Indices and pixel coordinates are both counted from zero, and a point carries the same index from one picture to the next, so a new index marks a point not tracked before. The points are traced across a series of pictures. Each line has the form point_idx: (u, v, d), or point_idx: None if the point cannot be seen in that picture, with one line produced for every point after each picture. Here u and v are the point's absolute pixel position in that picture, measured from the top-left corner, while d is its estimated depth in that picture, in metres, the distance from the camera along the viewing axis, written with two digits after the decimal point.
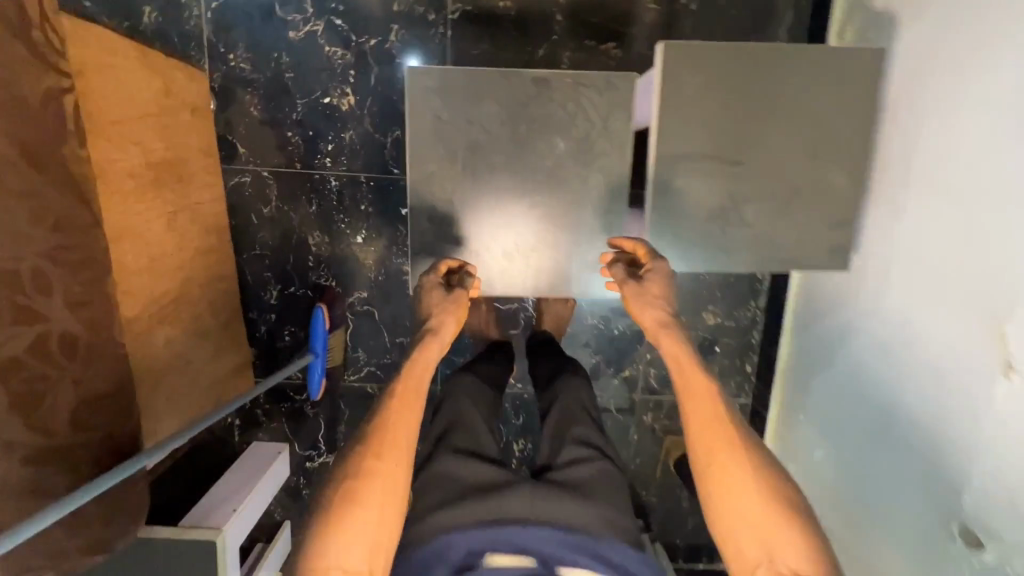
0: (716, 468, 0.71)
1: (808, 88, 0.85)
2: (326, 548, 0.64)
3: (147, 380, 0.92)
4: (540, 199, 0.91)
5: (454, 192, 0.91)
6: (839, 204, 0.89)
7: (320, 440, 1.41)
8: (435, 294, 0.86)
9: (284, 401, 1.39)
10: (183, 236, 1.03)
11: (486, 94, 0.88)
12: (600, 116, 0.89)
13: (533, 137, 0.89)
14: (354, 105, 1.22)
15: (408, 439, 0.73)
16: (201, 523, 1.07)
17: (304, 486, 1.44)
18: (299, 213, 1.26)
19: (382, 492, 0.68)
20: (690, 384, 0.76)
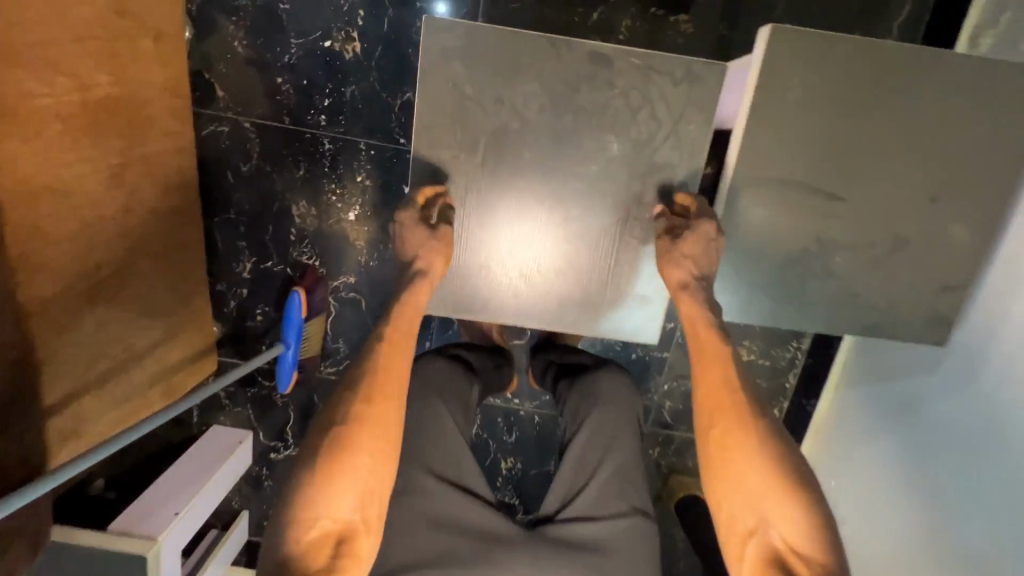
0: (722, 435, 0.63)
1: (947, 110, 0.64)
2: (314, 501, 0.59)
3: (108, 289, 0.81)
4: (569, 219, 0.78)
5: (469, 188, 0.76)
6: (954, 264, 0.70)
7: (287, 432, 1.26)
8: (417, 232, 0.74)
9: (251, 386, 1.23)
10: (132, 194, 0.84)
11: (526, 64, 0.72)
12: (671, 112, 0.74)
13: (587, 127, 0.74)
14: (360, 54, 1.01)
15: (399, 380, 0.68)
16: (132, 529, 0.93)
17: (266, 476, 1.30)
18: (284, 176, 1.07)
19: (376, 437, 0.63)
20: (707, 349, 0.66)
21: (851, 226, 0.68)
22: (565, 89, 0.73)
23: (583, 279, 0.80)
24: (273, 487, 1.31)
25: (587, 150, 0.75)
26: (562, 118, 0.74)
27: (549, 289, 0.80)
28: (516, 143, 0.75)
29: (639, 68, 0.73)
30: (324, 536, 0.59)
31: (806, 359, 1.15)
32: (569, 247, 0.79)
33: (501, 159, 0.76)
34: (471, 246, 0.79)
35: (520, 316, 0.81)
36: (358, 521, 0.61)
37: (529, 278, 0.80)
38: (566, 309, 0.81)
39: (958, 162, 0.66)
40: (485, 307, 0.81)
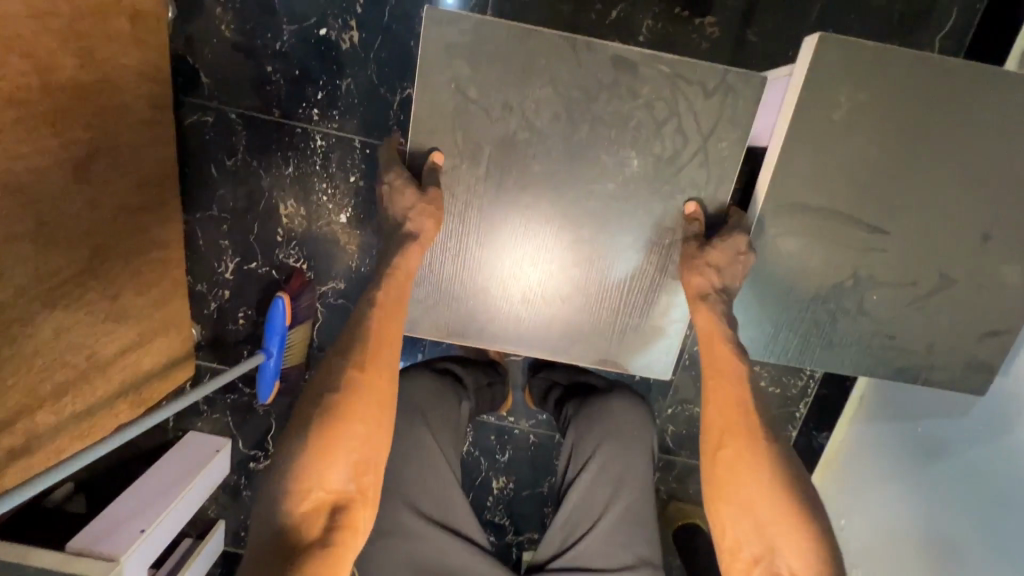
0: (734, 458, 0.57)
1: (1008, 137, 0.58)
2: (308, 471, 0.57)
3: (79, 276, 0.75)
4: (582, 245, 0.77)
5: (470, 202, 0.75)
6: (1002, 309, 0.63)
7: (267, 441, 1.20)
8: (406, 193, 0.71)
9: (231, 391, 1.16)
10: (102, 188, 0.77)
11: (544, 68, 0.71)
12: (699, 126, 0.73)
13: (611, 139, 0.73)
14: (358, 44, 0.93)
15: (392, 353, 0.67)
16: (93, 549, 0.86)
17: (245, 486, 1.24)
18: (272, 172, 0.99)
19: (370, 407, 0.62)
20: (721, 366, 0.61)
21: (890, 262, 0.61)
22: (586, 96, 0.72)
23: (594, 307, 0.79)
24: (252, 497, 1.25)
25: (607, 164, 0.74)
26: (580, 128, 0.73)
27: (553, 315, 0.80)
28: (534, 155, 0.74)
29: (666, 77, 0.71)
30: (319, 505, 0.57)
31: (818, 387, 1.06)
32: (582, 274, 0.78)
33: (522, 171, 0.74)
34: (469, 269, 0.78)
35: (517, 342, 0.81)
36: (354, 491, 0.59)
37: (532, 304, 0.79)
38: (570, 336, 0.81)
39: (1016, 196, 0.59)
40: (481, 332, 0.81)
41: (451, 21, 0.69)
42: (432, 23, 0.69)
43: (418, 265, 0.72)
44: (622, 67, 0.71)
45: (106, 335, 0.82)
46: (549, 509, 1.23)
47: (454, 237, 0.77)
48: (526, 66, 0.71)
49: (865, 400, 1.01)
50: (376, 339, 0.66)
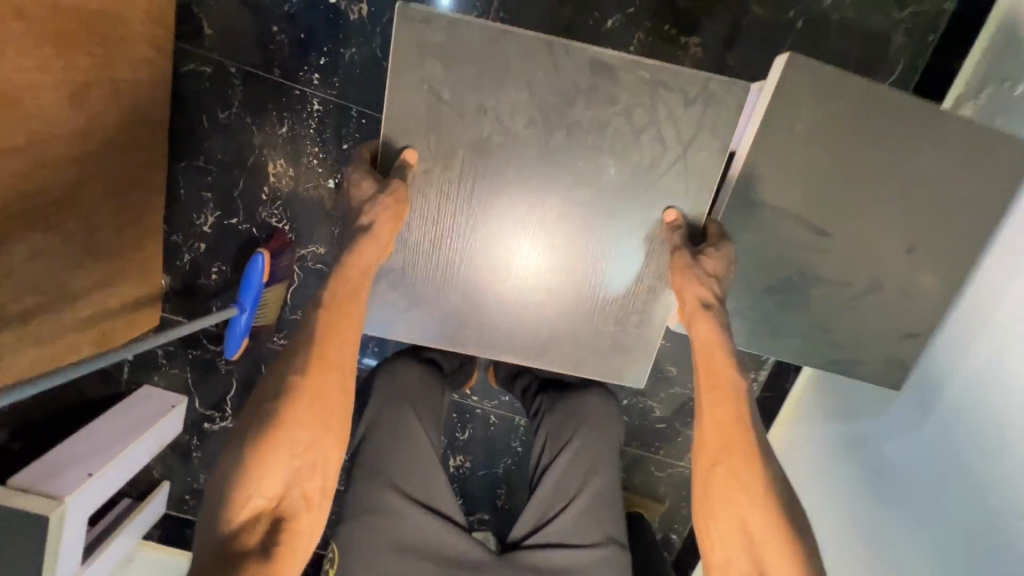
0: (728, 478, 0.62)
1: (935, 161, 0.67)
2: (247, 481, 0.61)
3: (62, 203, 0.74)
4: (564, 251, 0.83)
5: (463, 175, 0.79)
6: (919, 314, 0.72)
7: (226, 401, 1.18)
8: (366, 187, 0.75)
9: (194, 348, 1.14)
10: (95, 118, 0.77)
11: (518, 73, 0.76)
12: (681, 134, 0.78)
13: (585, 147, 0.79)
14: (366, 17, 0.96)
15: (345, 355, 0.70)
16: (37, 486, 0.83)
17: (196, 448, 1.21)
18: (264, 130, 1.01)
19: (311, 415, 0.66)
20: (721, 384, 0.64)
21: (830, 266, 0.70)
22: (564, 100, 0.77)
23: (569, 311, 0.85)
24: (201, 460, 1.22)
25: (583, 171, 0.79)
26: (548, 143, 0.79)
27: (524, 319, 0.86)
28: (508, 164, 0.79)
29: (644, 86, 0.77)
30: (256, 516, 0.62)
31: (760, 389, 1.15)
32: (561, 279, 0.84)
33: (497, 178, 0.80)
34: (449, 260, 0.83)
35: (488, 345, 0.87)
36: (292, 498, 0.63)
37: (502, 308, 0.85)
38: (539, 340, 0.86)
39: (937, 214, 0.69)
40: (458, 319, 0.86)
41: (425, 20, 0.73)
42: (406, 20, 0.73)
43: (373, 260, 0.75)
44: (601, 73, 0.76)
45: (79, 268, 0.81)
46: (502, 491, 1.27)
47: (428, 241, 0.82)
48: (502, 69, 0.76)
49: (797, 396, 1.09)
50: (325, 342, 0.69)
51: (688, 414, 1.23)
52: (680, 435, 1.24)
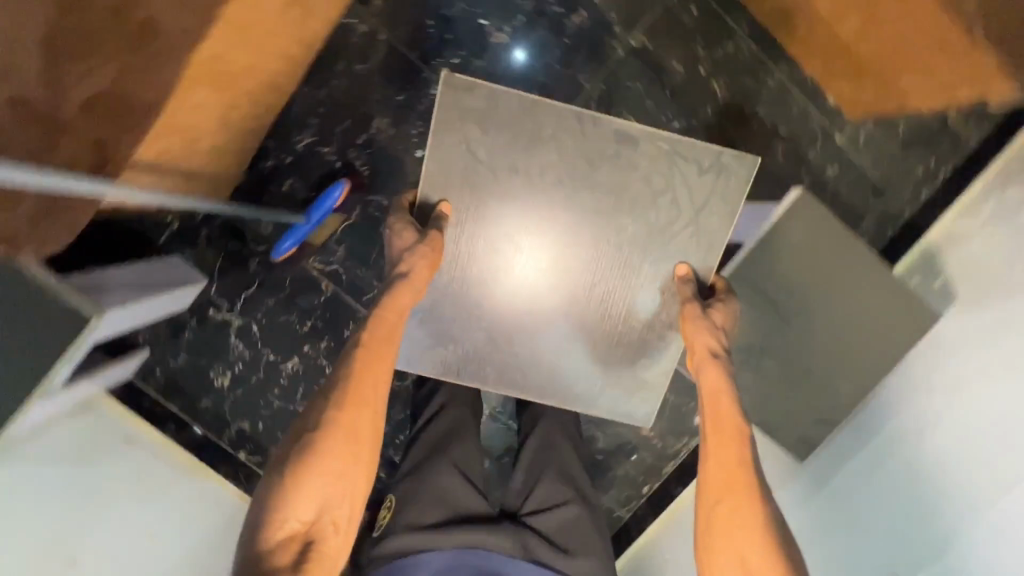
0: (727, 514, 0.70)
1: (879, 293, 0.92)
2: (284, 506, 0.71)
3: (236, 77, 0.89)
4: (577, 304, 1.03)
5: (526, 199, 1.00)
6: (832, 410, 0.96)
7: (239, 296, 1.28)
8: (406, 237, 0.92)
9: (234, 240, 1.25)
10: (285, 27, 0.93)
11: (550, 138, 0.98)
12: (693, 202, 0.99)
13: (609, 204, 1.00)
14: (503, 44, 1.18)
15: (379, 389, 0.80)
16: (83, 292, 0.91)
17: (190, 327, 1.29)
18: (385, 93, 1.19)
19: (343, 444, 0.75)
20: (725, 427, 0.75)
21: (781, 354, 0.95)
22: (587, 166, 0.99)
23: (580, 353, 1.04)
24: (190, 340, 1.30)
25: (609, 232, 1.01)
26: (542, 216, 1.01)
27: (539, 363, 1.05)
28: (514, 231, 1.01)
29: (660, 157, 0.99)
30: (292, 536, 0.71)
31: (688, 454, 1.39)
32: (575, 326, 1.04)
33: (510, 238, 1.01)
34: (482, 299, 1.03)
35: (506, 382, 1.05)
36: (319, 522, 0.73)
37: (516, 351, 1.04)
38: (546, 382, 1.05)
39: (862, 339, 0.93)
40: (483, 350, 1.04)
41: (467, 89, 0.94)
42: (449, 86, 0.94)
43: (408, 303, 0.87)
44: (623, 141, 0.98)
45: (212, 130, 0.94)
46: None
47: (454, 282, 1.02)
48: (536, 134, 0.98)
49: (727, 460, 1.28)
50: (358, 375, 0.78)
51: (623, 455, 1.41)
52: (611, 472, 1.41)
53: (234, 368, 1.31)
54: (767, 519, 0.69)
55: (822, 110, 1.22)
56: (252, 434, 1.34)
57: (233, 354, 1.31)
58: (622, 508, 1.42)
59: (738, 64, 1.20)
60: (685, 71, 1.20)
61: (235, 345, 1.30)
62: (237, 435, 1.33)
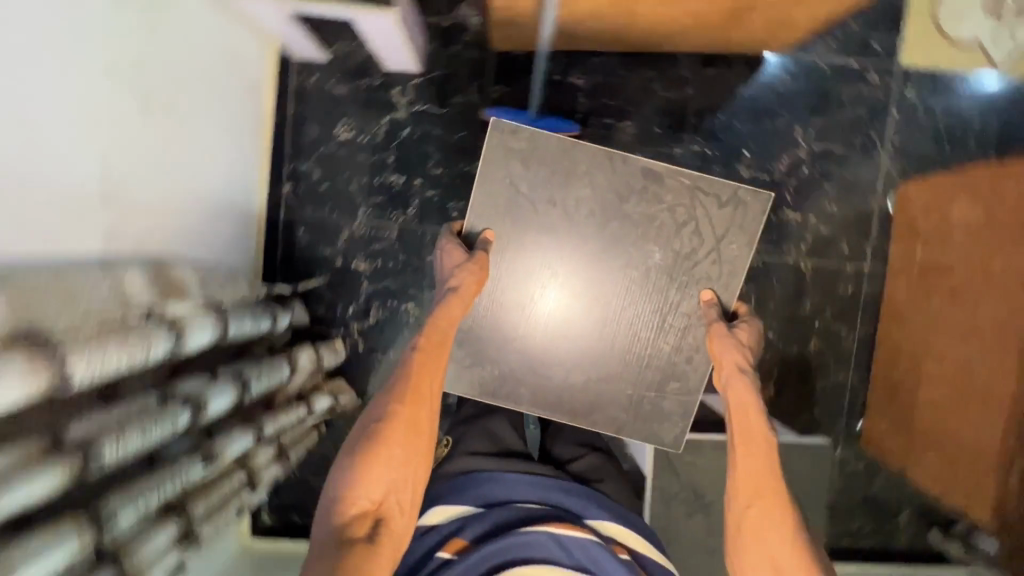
0: (753, 510, 0.78)
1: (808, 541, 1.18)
2: (353, 484, 0.72)
3: (627, 16, 1.07)
4: (605, 330, 1.11)
5: (609, 218, 1.09)
6: None
7: (422, 105, 1.38)
8: (454, 256, 1.03)
9: (463, 74, 1.37)
10: (674, 24, 1.11)
11: (581, 172, 1.08)
12: (715, 232, 1.09)
13: (637, 234, 1.10)
14: (739, 177, 1.39)
15: (431, 390, 0.84)
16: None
17: (369, 82, 1.37)
18: (648, 116, 1.38)
19: (402, 431, 0.78)
20: (753, 438, 0.85)
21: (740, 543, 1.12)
22: (617, 198, 1.09)
23: (613, 380, 1.12)
24: (358, 89, 1.37)
25: (636, 254, 1.10)
26: (564, 250, 1.10)
27: (564, 389, 1.12)
28: (539, 259, 1.10)
29: (685, 188, 1.09)
30: (362, 513, 0.72)
31: None
32: (610, 352, 1.12)
33: (539, 263, 1.10)
34: (530, 329, 1.12)
35: (543, 406, 1.13)
36: (388, 501, 0.73)
37: (549, 376, 1.12)
38: (585, 406, 1.12)
39: None
40: (527, 374, 1.13)
41: (513, 132, 1.07)
42: (498, 130, 1.07)
43: (458, 313, 0.94)
44: (650, 176, 1.09)
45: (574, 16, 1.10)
46: (390, 353, 1.42)
47: (496, 318, 1.12)
48: (573, 171, 1.08)
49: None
50: (417, 373, 0.83)
51: None
52: None
53: (361, 136, 1.38)
54: (793, 524, 0.76)
55: (849, 425, 1.43)
56: (312, 184, 1.39)
57: (372, 129, 1.38)
58: None
59: (835, 345, 1.42)
60: (807, 314, 1.41)
61: (380, 124, 1.38)
62: (303, 174, 1.38)
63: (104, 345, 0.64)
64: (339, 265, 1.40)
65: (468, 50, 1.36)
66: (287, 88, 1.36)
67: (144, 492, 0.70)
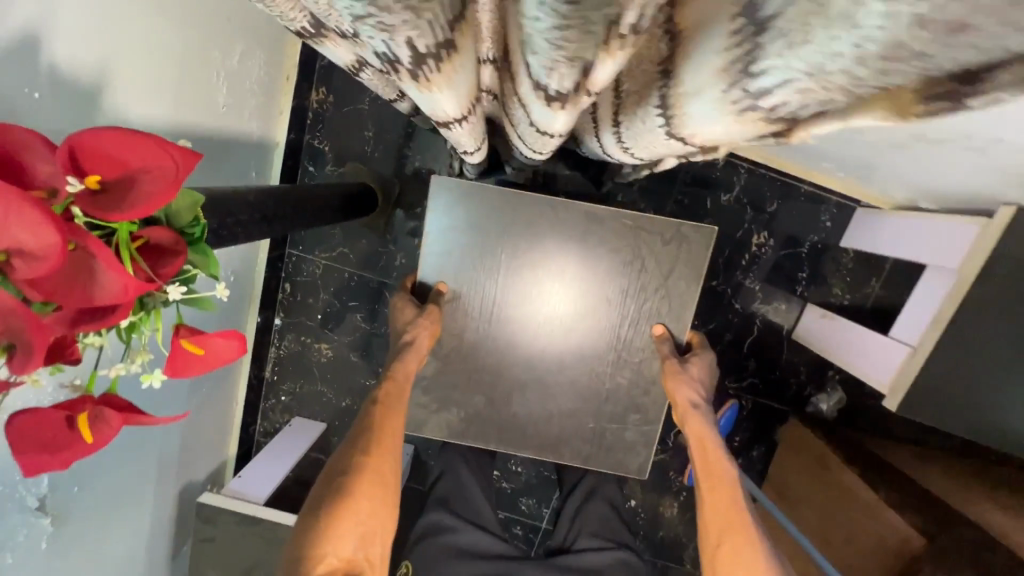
0: (722, 543, 0.73)
1: None
2: (318, 541, 0.63)
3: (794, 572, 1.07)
4: (582, 360, 1.01)
5: (575, 235, 0.97)
6: (217, 553, 1.01)
7: (756, 326, 1.28)
8: (409, 310, 0.96)
9: (773, 374, 1.30)
10: None
11: (526, 222, 0.97)
12: (660, 268, 0.98)
13: (597, 271, 0.98)
14: None
15: (397, 441, 0.77)
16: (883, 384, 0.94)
17: (799, 281, 1.24)
18: (676, 528, 1.41)
19: (374, 484, 0.70)
20: (712, 465, 0.81)
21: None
22: (564, 242, 0.97)
23: (579, 422, 1.03)
24: (796, 265, 1.24)
25: (600, 280, 0.98)
26: (520, 277, 0.99)
27: (539, 425, 1.04)
28: (488, 278, 0.99)
29: (627, 231, 0.98)
30: (332, 573, 0.62)
31: (270, 342, 1.33)
32: (575, 394, 1.02)
33: (502, 284, 0.99)
34: (523, 336, 1.01)
35: (509, 440, 1.04)
36: (362, 560, 0.65)
37: (517, 412, 1.03)
38: (548, 441, 1.04)
39: None
40: (522, 398, 1.03)
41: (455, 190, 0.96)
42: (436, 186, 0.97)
43: (414, 366, 0.89)
44: (591, 218, 0.97)
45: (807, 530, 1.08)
46: None
47: (478, 330, 1.01)
48: (506, 221, 0.97)
49: (236, 411, 1.28)
50: (383, 427, 0.77)
51: (323, 310, 1.32)
52: (336, 291, 1.31)
53: (747, 257, 1.24)
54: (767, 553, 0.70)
55: None
56: (714, 188, 1.21)
57: (749, 271, 1.25)
58: (294, 249, 1.29)
59: None
60: None
61: (752, 280, 1.26)
62: (725, 181, 1.21)
63: (697, 151, 0.45)
64: (617, 201, 1.21)
65: (795, 386, 1.31)
66: (821, 196, 1.20)
67: (464, 136, 0.56)
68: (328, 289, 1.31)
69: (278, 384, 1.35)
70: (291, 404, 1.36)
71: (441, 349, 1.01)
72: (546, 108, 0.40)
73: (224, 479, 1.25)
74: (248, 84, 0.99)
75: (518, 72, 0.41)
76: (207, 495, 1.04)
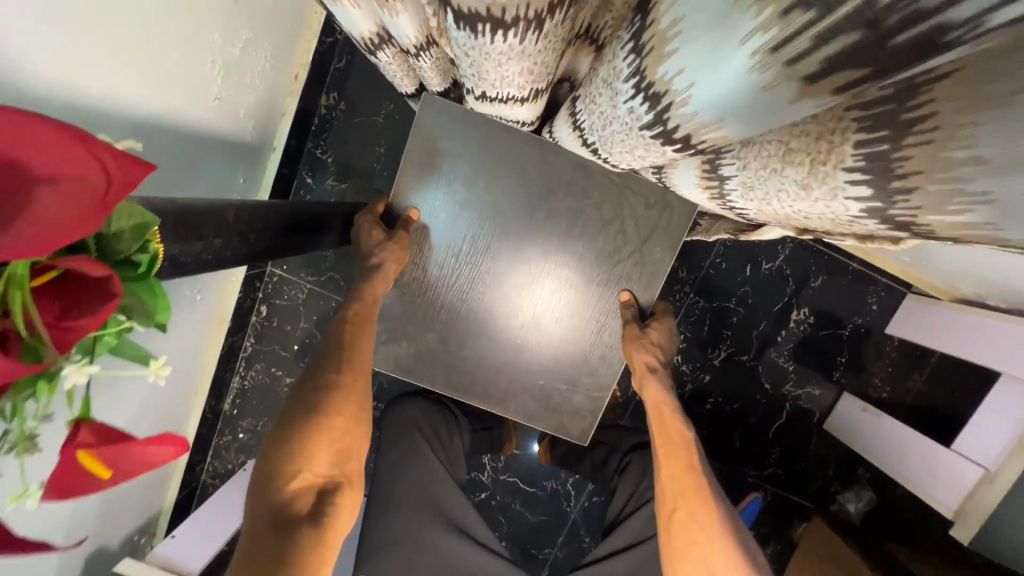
0: (676, 510, 0.67)
1: None
2: (288, 455, 0.57)
3: None
4: (541, 317, 0.85)
5: (559, 181, 0.80)
6: None
7: (785, 411, 1.15)
8: (375, 231, 0.79)
9: (798, 465, 1.17)
10: None
11: (507, 151, 0.79)
12: (638, 232, 0.81)
13: (573, 220, 0.82)
14: None
15: (366, 360, 0.70)
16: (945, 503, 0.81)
17: (837, 366, 1.13)
18: None
19: (348, 404, 0.63)
20: (669, 431, 0.74)
21: None
22: (540, 183, 0.80)
23: (535, 383, 0.87)
24: (835, 349, 1.12)
25: (575, 229, 0.82)
26: (491, 214, 0.82)
27: (492, 377, 0.87)
28: (458, 210, 0.83)
29: (612, 188, 0.79)
30: (309, 487, 0.56)
31: (236, 372, 1.16)
32: (543, 350, 0.86)
33: (471, 215, 0.82)
34: (482, 278, 0.84)
35: (455, 385, 0.88)
36: (339, 476, 0.59)
37: (467, 355, 0.86)
38: (493, 394, 0.87)
39: None
40: (476, 352, 0.86)
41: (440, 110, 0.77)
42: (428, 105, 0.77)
43: (382, 291, 0.77)
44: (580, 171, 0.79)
45: None
46: None
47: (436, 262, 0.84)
48: (480, 144, 0.79)
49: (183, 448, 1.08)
50: (357, 346, 0.70)
51: (302, 342, 1.15)
52: (319, 321, 1.15)
53: (782, 334, 1.13)
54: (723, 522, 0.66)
55: None
56: (755, 255, 1.10)
57: (783, 348, 1.13)
58: (276, 268, 1.13)
59: None
60: None
61: (785, 358, 1.13)
62: (769, 250, 1.10)
63: (887, 235, 0.33)
64: None
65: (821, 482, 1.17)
66: (869, 277, 1.09)
67: (510, 62, 0.42)
68: (310, 317, 1.15)
69: (238, 420, 1.17)
70: (249, 445, 1.17)
71: (401, 277, 0.84)
72: (710, 92, 0.29)
73: (156, 533, 1.05)
74: (250, 77, 0.84)
75: (659, 44, 0.31)
76: (125, 560, 0.85)
